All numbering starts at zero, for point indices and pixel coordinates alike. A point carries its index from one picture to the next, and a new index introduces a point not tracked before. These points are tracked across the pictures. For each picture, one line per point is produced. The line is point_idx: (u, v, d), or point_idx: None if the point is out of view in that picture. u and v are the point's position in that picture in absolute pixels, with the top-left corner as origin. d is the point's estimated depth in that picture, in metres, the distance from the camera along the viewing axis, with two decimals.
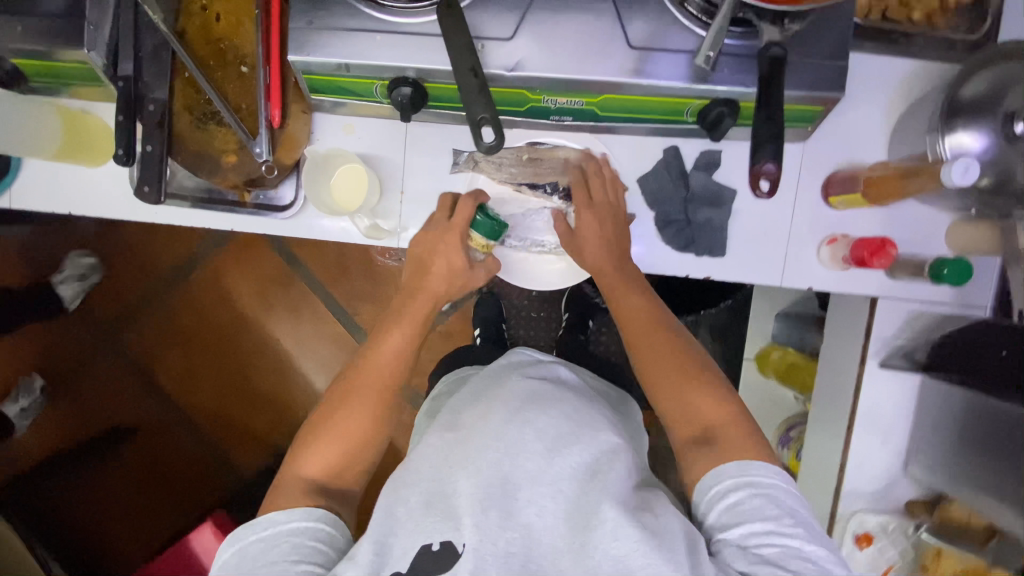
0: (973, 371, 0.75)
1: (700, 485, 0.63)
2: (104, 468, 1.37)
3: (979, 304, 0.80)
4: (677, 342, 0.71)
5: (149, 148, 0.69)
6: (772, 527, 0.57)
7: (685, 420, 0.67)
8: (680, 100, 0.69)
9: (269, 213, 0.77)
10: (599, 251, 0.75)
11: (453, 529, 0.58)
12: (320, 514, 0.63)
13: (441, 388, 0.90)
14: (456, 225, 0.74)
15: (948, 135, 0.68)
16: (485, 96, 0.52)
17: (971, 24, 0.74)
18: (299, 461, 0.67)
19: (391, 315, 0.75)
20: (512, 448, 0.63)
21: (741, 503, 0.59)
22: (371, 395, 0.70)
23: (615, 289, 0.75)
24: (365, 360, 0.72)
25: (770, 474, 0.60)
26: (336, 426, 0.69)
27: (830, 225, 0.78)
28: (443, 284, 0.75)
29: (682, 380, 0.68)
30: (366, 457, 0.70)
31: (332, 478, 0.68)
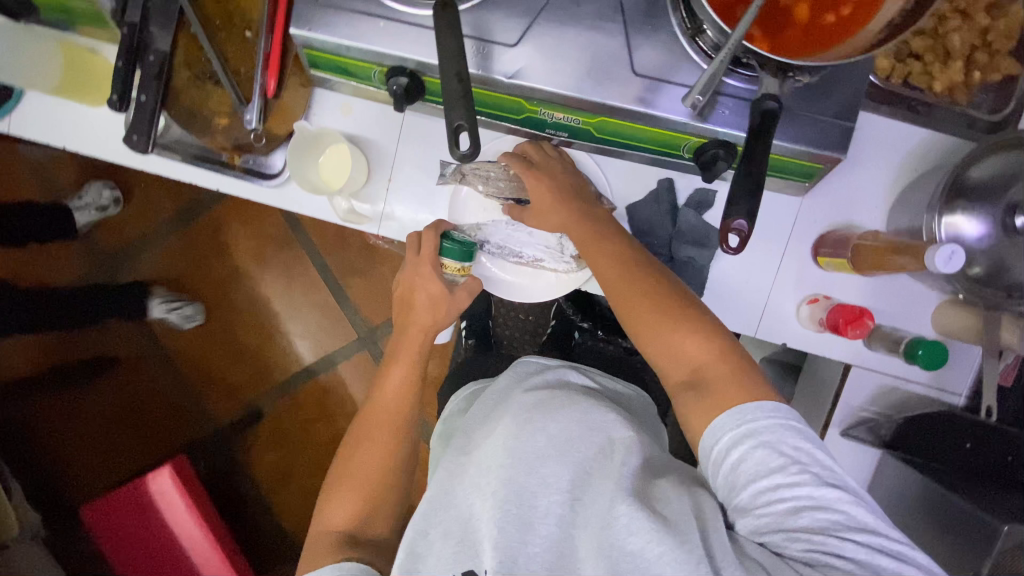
0: (939, 457, 0.76)
1: (701, 445, 0.57)
2: (82, 395, 1.40)
3: (954, 390, 0.77)
4: (648, 281, 0.64)
5: (144, 98, 0.69)
6: (780, 480, 0.52)
7: (673, 367, 0.61)
8: (677, 135, 0.67)
9: (255, 179, 0.76)
10: (567, 207, 0.70)
11: (473, 558, 0.58)
12: (348, 567, 0.61)
13: (452, 409, 0.85)
14: (426, 256, 0.74)
15: (947, 215, 0.65)
16: (465, 103, 0.52)
17: (995, 103, 0.72)
18: (325, 516, 0.68)
19: (392, 354, 0.76)
20: (527, 460, 0.62)
21: (744, 459, 0.54)
22: (380, 436, 0.72)
23: (584, 247, 0.69)
24: (368, 409, 0.74)
25: (771, 417, 0.54)
26: (353, 474, 0.70)
27: (815, 284, 0.77)
28: (430, 316, 0.75)
29: (661, 325, 0.62)
30: (390, 497, 0.70)
31: (362, 524, 0.67)
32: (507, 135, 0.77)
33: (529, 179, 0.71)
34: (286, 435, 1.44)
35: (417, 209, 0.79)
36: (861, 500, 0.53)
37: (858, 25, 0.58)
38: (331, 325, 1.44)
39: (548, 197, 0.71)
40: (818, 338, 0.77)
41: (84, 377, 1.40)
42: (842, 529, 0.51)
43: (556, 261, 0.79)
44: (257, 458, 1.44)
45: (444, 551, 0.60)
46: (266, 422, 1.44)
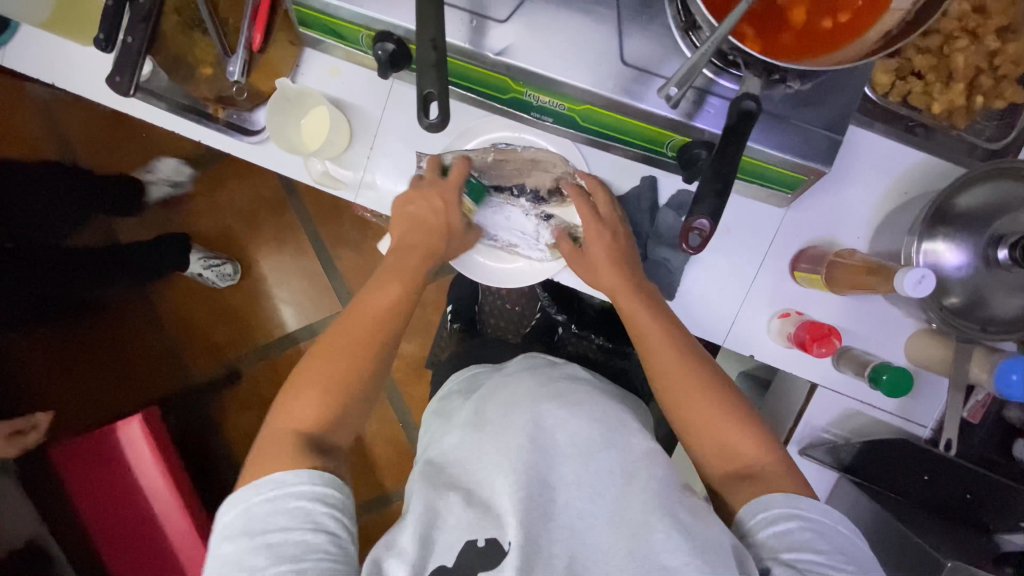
0: (887, 484, 0.75)
1: (747, 508, 0.59)
2: (65, 333, 1.40)
3: (919, 421, 0.76)
4: (703, 376, 0.65)
5: (129, 40, 0.69)
6: (826, 561, 0.53)
7: (726, 462, 0.63)
8: (661, 131, 0.66)
9: (237, 134, 0.75)
10: (625, 276, 0.70)
11: (497, 526, 0.57)
12: (328, 478, 0.57)
13: (452, 388, 0.85)
14: (449, 184, 0.72)
15: (927, 240, 0.64)
16: (439, 71, 0.51)
17: (995, 131, 0.70)
18: (290, 411, 0.62)
19: (389, 262, 0.71)
20: (549, 454, 0.62)
21: (790, 534, 0.56)
22: (361, 345, 0.65)
23: (629, 316, 0.69)
24: (354, 311, 0.68)
25: (821, 513, 0.57)
26: (326, 371, 0.64)
27: (790, 299, 0.75)
28: (441, 239, 0.71)
29: (716, 421, 0.63)
30: (357, 408, 0.65)
31: (325, 428, 0.62)
32: (494, 115, 0.76)
33: (591, 233, 0.72)
34: (264, 397, 1.45)
35: (396, 180, 0.78)
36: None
37: (856, 33, 0.56)
38: (319, 293, 1.44)
39: (609, 258, 0.71)
40: (785, 353, 0.76)
41: (67, 319, 1.40)
42: None
43: (530, 248, 0.78)
44: (232, 419, 1.45)
45: (465, 516, 0.59)
46: (243, 383, 1.45)
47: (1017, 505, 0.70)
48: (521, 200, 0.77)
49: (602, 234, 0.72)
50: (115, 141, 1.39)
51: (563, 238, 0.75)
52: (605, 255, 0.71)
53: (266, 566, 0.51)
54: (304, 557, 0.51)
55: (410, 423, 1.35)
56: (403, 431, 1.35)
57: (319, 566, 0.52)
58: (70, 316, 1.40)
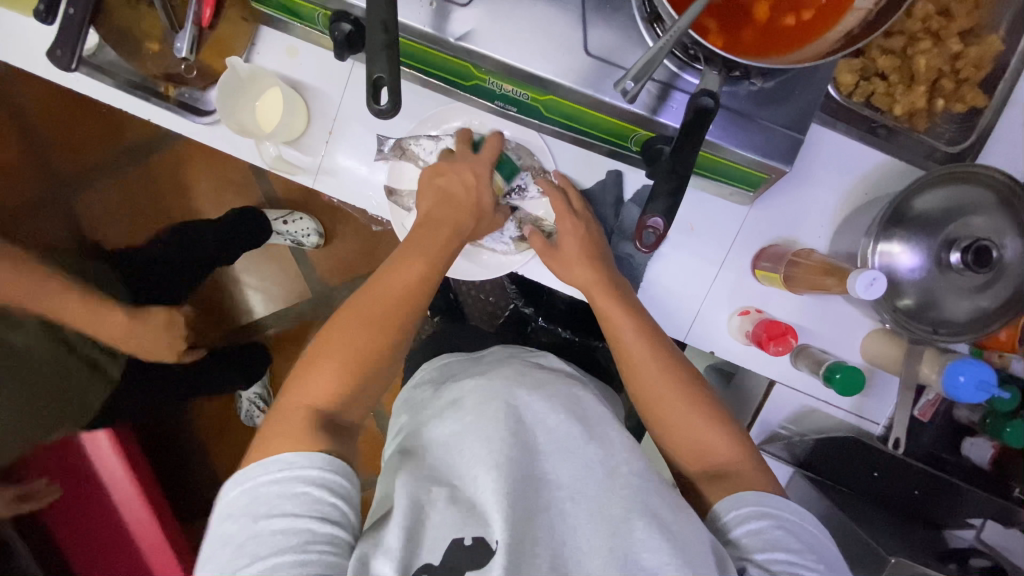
0: (839, 475, 0.77)
1: (719, 507, 0.59)
2: None
3: (872, 418, 0.77)
4: (688, 374, 0.65)
5: (70, 11, 0.63)
6: (798, 560, 0.53)
7: (698, 455, 0.63)
8: (624, 125, 0.65)
9: (189, 115, 0.73)
10: (600, 268, 0.69)
11: (483, 524, 0.54)
12: (337, 464, 0.54)
13: (426, 376, 0.82)
14: (484, 159, 0.71)
15: (881, 242, 0.65)
16: (389, 55, 0.48)
17: (956, 134, 0.70)
18: (305, 388, 0.59)
19: (412, 237, 0.67)
20: (531, 451, 0.61)
21: (762, 533, 0.55)
22: (378, 322, 0.62)
23: (607, 314, 0.67)
24: (370, 285, 0.64)
25: (790, 510, 0.57)
26: (348, 346, 0.61)
27: (750, 297, 0.75)
28: (469, 217, 0.69)
29: (692, 414, 0.63)
30: (371, 391, 0.62)
31: (338, 409, 0.59)
32: (457, 103, 0.73)
33: (565, 224, 0.70)
34: None
35: (357, 164, 0.75)
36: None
37: (819, 32, 0.56)
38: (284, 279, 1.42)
39: (579, 254, 0.70)
40: (746, 351, 0.76)
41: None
42: None
43: (496, 240, 0.76)
44: None
45: (450, 515, 0.56)
46: None
47: (963, 501, 0.71)
48: None
49: (576, 228, 0.70)
50: (74, 118, 1.37)
51: (535, 235, 0.73)
52: (578, 247, 0.70)
53: (269, 554, 0.48)
54: (309, 548, 0.49)
55: (381, 413, 1.33)
56: (374, 420, 1.33)
57: (324, 559, 0.49)
58: None
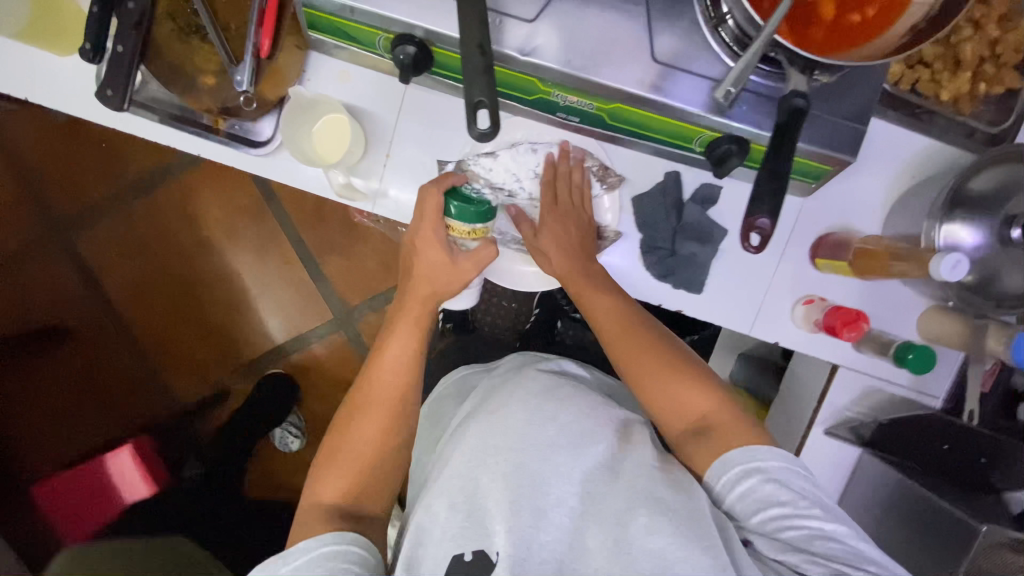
0: (910, 454, 0.78)
1: (709, 476, 0.62)
2: (39, 364, 1.36)
3: (932, 393, 0.80)
4: (661, 349, 0.68)
5: (120, 49, 0.63)
6: (790, 510, 0.56)
7: (679, 419, 0.66)
8: (692, 127, 0.66)
9: (241, 146, 0.72)
10: (588, 266, 0.72)
11: (483, 537, 0.58)
12: (349, 535, 0.62)
13: (449, 389, 0.85)
14: (431, 218, 0.69)
15: (946, 224, 0.66)
16: (488, 78, 0.48)
17: (994, 116, 0.73)
18: (315, 489, 0.67)
19: (392, 319, 0.74)
20: (536, 448, 0.62)
21: (752, 491, 0.59)
22: (376, 411, 0.69)
23: (583, 299, 0.71)
24: (363, 385, 0.71)
25: (777, 457, 0.60)
26: (352, 443, 0.68)
27: (811, 286, 0.77)
28: (429, 286, 0.72)
29: (664, 381, 0.66)
30: (382, 472, 0.68)
31: (357, 499, 0.66)
32: (514, 117, 0.73)
33: (555, 223, 0.73)
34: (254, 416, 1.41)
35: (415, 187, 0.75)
36: (862, 538, 0.57)
37: (887, 22, 0.57)
38: (305, 302, 1.41)
39: (569, 242, 0.72)
40: (809, 338, 0.78)
41: (36, 345, 1.35)
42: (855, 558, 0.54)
43: None
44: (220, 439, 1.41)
45: (451, 524, 0.60)
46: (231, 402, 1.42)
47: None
48: None
49: (565, 224, 0.73)
50: (74, 153, 1.33)
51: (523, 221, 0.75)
52: (556, 243, 0.73)
53: None
54: None
55: None
56: None
57: None
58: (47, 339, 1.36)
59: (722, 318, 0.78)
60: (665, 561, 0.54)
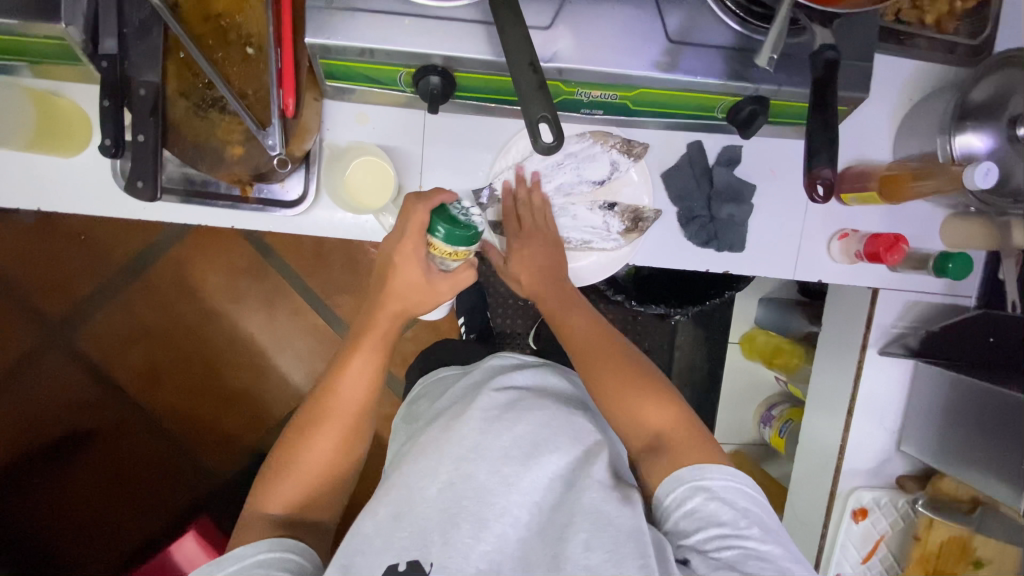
0: (956, 353, 0.83)
1: (657, 495, 0.60)
2: (68, 472, 1.31)
3: (965, 294, 0.86)
4: (631, 363, 0.67)
5: (141, 138, 0.62)
6: (730, 532, 0.55)
7: (634, 432, 0.64)
8: (713, 96, 0.68)
9: (275, 209, 0.72)
10: (557, 286, 0.75)
11: (420, 547, 0.58)
12: (287, 543, 0.64)
13: (420, 390, 0.85)
14: (413, 231, 0.68)
15: (958, 135, 0.71)
16: (544, 94, 0.50)
17: (974, 28, 0.78)
18: (263, 498, 0.68)
19: (354, 336, 0.73)
20: (485, 457, 0.62)
21: (696, 511, 0.57)
22: (332, 430, 0.70)
23: (555, 314, 0.72)
24: (329, 395, 0.71)
25: (727, 477, 0.58)
26: (306, 458, 0.69)
27: (841, 221, 0.81)
28: (399, 300, 0.72)
29: (625, 395, 0.65)
30: (329, 492, 0.71)
31: (302, 512, 0.69)
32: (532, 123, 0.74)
33: (522, 248, 0.75)
34: None
35: None
36: (798, 558, 0.56)
37: None
38: (326, 348, 1.39)
39: (537, 264, 0.75)
40: (850, 268, 0.82)
41: (55, 453, 1.31)
42: None
43: (604, 241, 0.78)
44: None
45: (394, 536, 0.60)
46: None
47: None
48: (582, 190, 0.78)
49: (532, 244, 0.75)
50: (54, 251, 1.28)
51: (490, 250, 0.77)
52: (527, 265, 0.75)
53: None
54: None
55: None
56: None
57: None
58: (69, 444, 1.32)
59: (766, 269, 0.82)
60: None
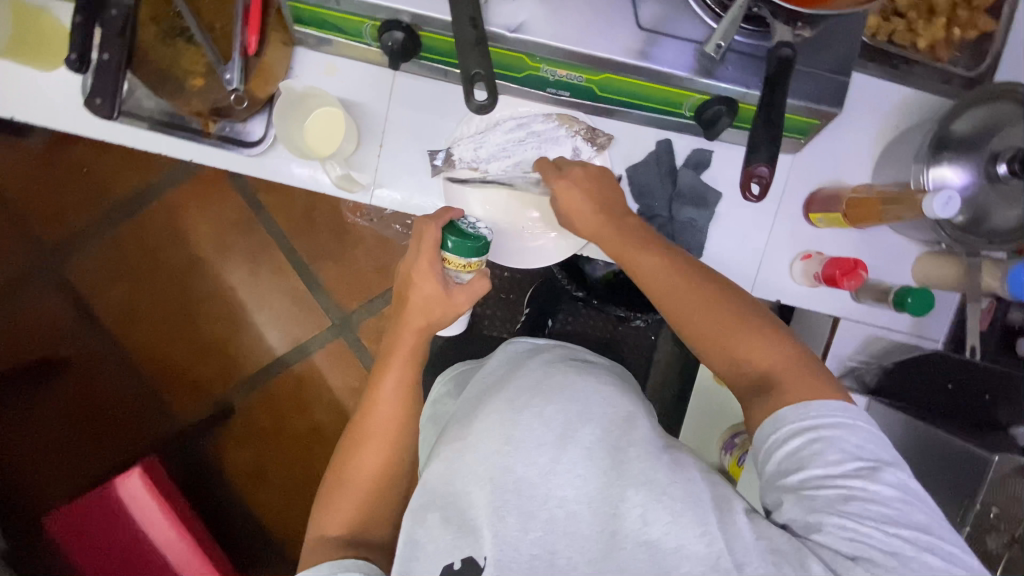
0: (914, 399, 0.79)
1: (758, 434, 0.60)
2: (40, 398, 1.33)
3: (932, 337, 0.83)
4: (729, 306, 0.65)
5: (105, 56, 0.61)
6: (836, 472, 0.53)
7: (740, 372, 0.63)
8: (680, 92, 0.67)
9: (233, 147, 0.73)
10: (618, 222, 0.69)
11: (472, 544, 0.60)
12: (345, 563, 0.65)
13: (442, 390, 0.86)
14: (425, 250, 0.70)
15: (932, 167, 0.68)
16: (480, 50, 0.49)
17: (971, 60, 0.76)
18: (320, 523, 0.71)
19: (389, 352, 0.76)
20: (524, 446, 0.64)
21: (800, 450, 0.56)
22: (374, 447, 0.72)
23: (625, 258, 0.69)
24: (365, 415, 0.74)
25: (837, 414, 0.56)
26: (356, 478, 0.72)
27: (807, 241, 0.79)
28: (421, 317, 0.74)
29: (727, 333, 0.64)
30: (385, 505, 0.73)
31: (360, 529, 0.71)
32: (501, 96, 0.74)
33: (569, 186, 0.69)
34: (260, 430, 1.39)
35: (412, 187, 0.76)
36: (918, 502, 0.53)
37: None
38: (302, 309, 1.39)
39: (586, 197, 0.70)
40: (809, 292, 0.80)
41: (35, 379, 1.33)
42: (891, 526, 0.51)
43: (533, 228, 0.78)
44: (230, 456, 1.38)
45: (443, 538, 0.62)
46: (236, 419, 1.38)
47: None
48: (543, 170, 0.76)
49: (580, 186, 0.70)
50: (53, 180, 1.31)
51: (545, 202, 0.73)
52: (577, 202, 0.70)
53: None
54: None
55: None
56: None
57: None
58: (50, 373, 1.34)
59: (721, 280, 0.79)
60: (659, 549, 0.57)
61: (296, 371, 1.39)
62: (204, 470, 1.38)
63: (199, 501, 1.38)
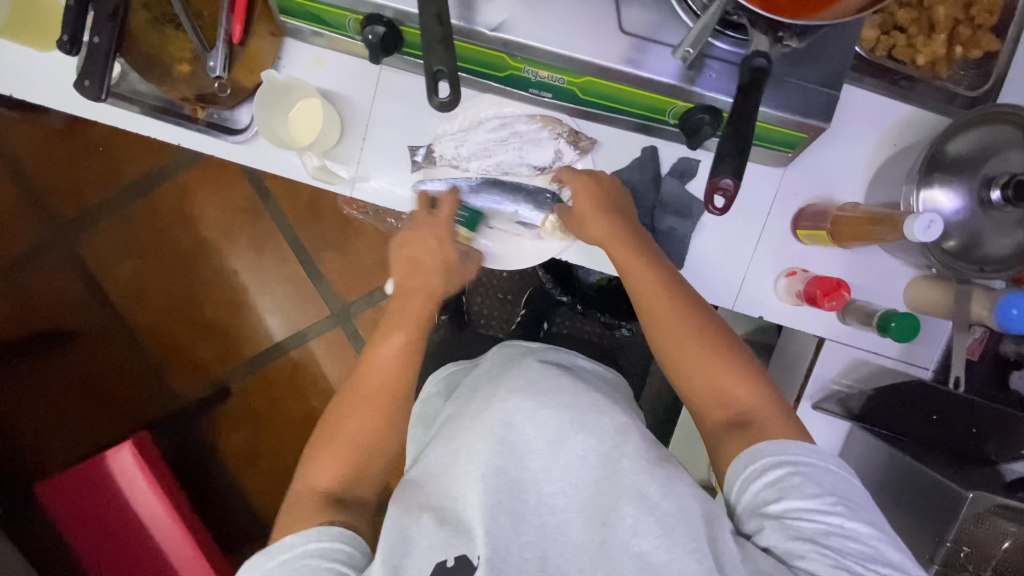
0: (903, 430, 0.78)
1: (735, 463, 0.59)
2: (46, 367, 1.37)
3: (921, 364, 0.79)
4: (713, 338, 0.64)
5: (97, 40, 0.62)
6: (815, 507, 0.53)
7: (722, 407, 0.62)
8: (663, 99, 0.66)
9: (220, 134, 0.74)
10: (610, 222, 0.69)
11: (466, 542, 0.57)
12: (336, 532, 0.59)
13: (433, 390, 0.86)
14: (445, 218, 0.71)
15: (924, 189, 0.65)
16: (446, 47, 0.50)
17: (974, 79, 0.73)
18: (309, 474, 0.64)
19: (392, 309, 0.71)
20: (516, 451, 0.62)
21: (779, 482, 0.55)
22: (374, 399, 0.66)
23: (622, 264, 0.67)
24: (367, 364, 0.68)
25: (812, 455, 0.56)
26: (353, 428, 0.65)
27: (793, 258, 0.76)
28: (439, 279, 0.71)
29: (708, 366, 0.63)
30: (378, 465, 0.66)
31: (348, 486, 0.64)
32: (486, 95, 0.74)
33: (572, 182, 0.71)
34: (255, 412, 1.41)
35: (393, 181, 0.76)
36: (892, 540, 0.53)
37: None
38: (302, 296, 1.41)
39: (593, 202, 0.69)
40: (795, 312, 0.77)
41: (43, 348, 1.37)
42: (869, 563, 0.50)
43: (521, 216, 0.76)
44: (225, 437, 1.41)
45: (435, 534, 0.59)
46: (233, 400, 1.41)
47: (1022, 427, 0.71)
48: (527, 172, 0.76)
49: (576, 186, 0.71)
50: (68, 158, 1.35)
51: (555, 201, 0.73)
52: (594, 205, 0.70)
53: None
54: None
55: None
56: None
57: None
58: (57, 344, 1.37)
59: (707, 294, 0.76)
60: (649, 562, 0.54)
61: (292, 357, 1.40)
62: (199, 448, 1.40)
63: (192, 479, 1.40)
